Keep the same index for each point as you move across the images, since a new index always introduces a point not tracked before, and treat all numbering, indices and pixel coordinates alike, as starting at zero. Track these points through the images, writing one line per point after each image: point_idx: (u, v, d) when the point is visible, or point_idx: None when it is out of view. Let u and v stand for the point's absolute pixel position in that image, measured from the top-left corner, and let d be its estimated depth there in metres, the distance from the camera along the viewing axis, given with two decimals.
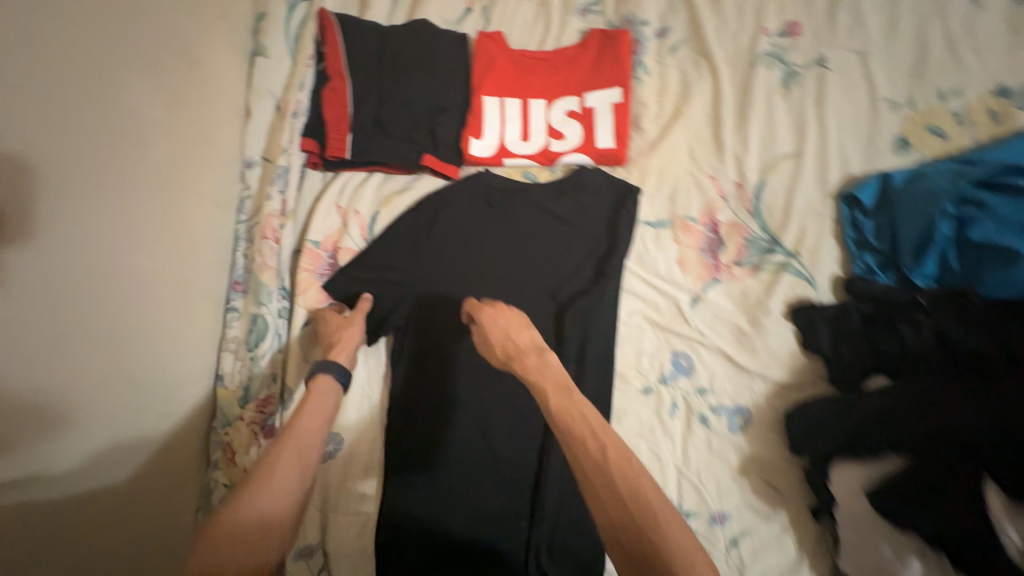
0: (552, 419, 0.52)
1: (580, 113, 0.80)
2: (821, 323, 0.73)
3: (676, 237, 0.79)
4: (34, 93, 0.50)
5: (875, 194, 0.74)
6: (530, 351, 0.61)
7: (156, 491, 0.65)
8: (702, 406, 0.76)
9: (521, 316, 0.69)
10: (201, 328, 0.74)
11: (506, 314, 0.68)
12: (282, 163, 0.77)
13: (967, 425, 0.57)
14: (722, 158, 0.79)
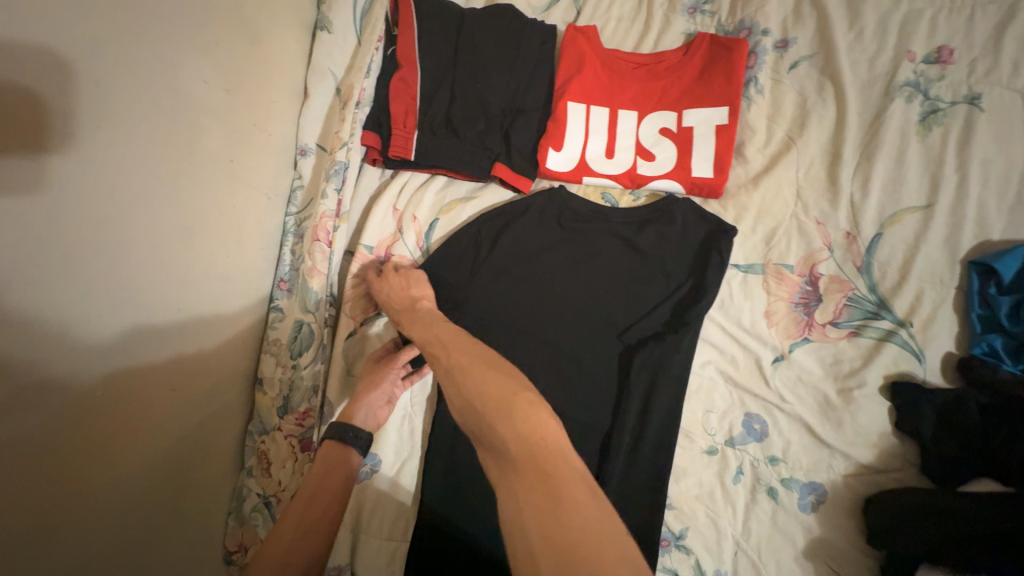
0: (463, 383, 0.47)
1: (676, 133, 0.70)
2: (927, 408, 0.64)
3: (767, 286, 0.71)
4: (84, 78, 0.43)
5: (1018, 267, 0.63)
6: (404, 309, 0.63)
7: (191, 497, 0.63)
8: (771, 477, 0.69)
9: (427, 281, 0.68)
10: (242, 330, 0.69)
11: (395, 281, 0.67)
12: (341, 159, 0.69)
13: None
14: (834, 202, 0.69)
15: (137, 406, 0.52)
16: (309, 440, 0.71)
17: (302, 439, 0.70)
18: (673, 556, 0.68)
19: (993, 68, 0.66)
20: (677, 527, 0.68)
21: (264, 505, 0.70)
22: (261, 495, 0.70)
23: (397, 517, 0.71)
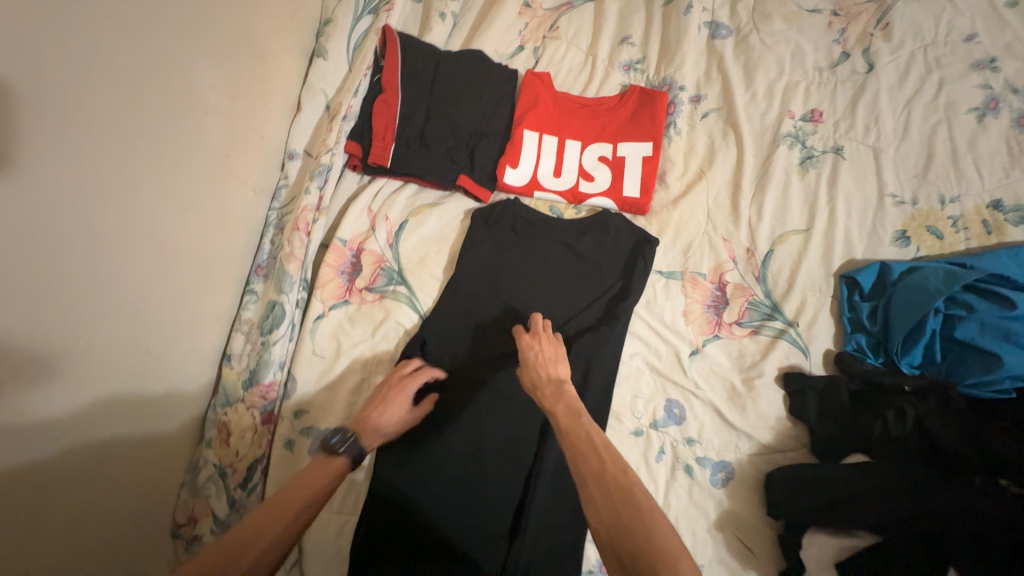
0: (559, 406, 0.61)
1: (611, 160, 0.85)
2: (811, 394, 0.76)
3: (685, 290, 0.84)
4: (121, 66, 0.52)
5: (874, 279, 0.79)
6: (551, 383, 0.66)
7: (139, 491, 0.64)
8: (688, 456, 0.78)
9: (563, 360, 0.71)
10: (218, 307, 0.75)
11: (539, 348, 0.71)
12: (325, 161, 0.79)
13: (946, 517, 0.58)
14: (736, 223, 0.84)
15: (117, 365, 0.57)
16: (270, 412, 0.75)
17: (263, 411, 0.74)
18: None
19: (850, 128, 0.85)
20: None
21: (218, 476, 0.72)
22: (217, 466, 0.72)
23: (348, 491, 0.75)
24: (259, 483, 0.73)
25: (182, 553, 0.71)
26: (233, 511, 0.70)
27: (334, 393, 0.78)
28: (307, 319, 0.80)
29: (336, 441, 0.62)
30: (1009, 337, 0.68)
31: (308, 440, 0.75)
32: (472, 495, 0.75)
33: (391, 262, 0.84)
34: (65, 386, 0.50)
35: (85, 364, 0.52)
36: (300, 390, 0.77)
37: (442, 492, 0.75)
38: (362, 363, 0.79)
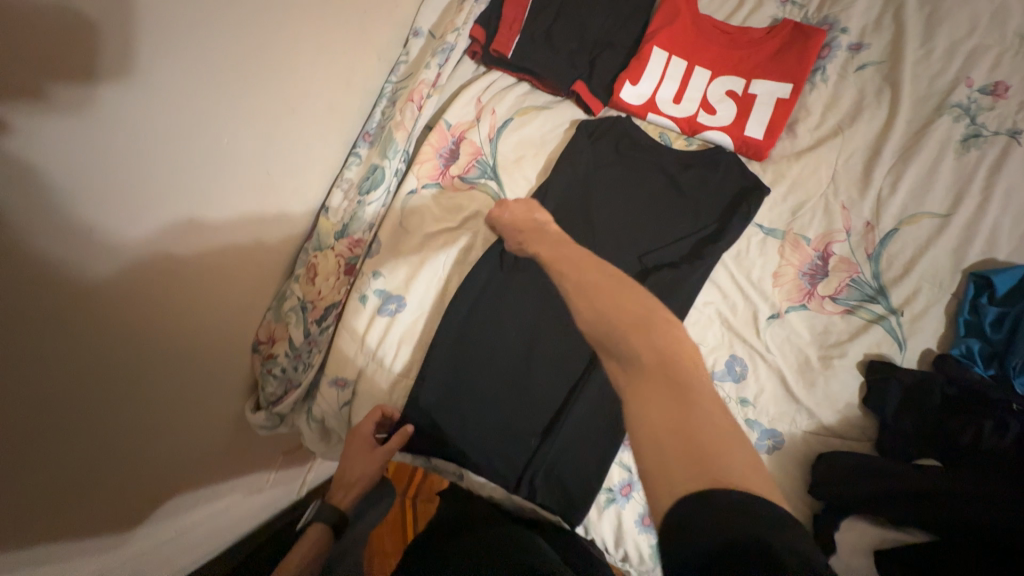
0: (643, 317, 0.46)
1: (740, 96, 0.79)
2: (895, 386, 0.70)
3: (782, 251, 0.78)
4: None
5: (1013, 284, 0.69)
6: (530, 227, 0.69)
7: (222, 330, 0.68)
8: (738, 416, 0.76)
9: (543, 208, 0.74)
10: (327, 159, 0.81)
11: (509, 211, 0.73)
12: (451, 39, 0.80)
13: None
14: (862, 192, 0.76)
15: (235, 200, 0.61)
16: (353, 265, 0.81)
17: (348, 263, 0.81)
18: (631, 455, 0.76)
19: None
20: None
21: (300, 308, 0.77)
22: (300, 300, 0.77)
23: (408, 356, 0.80)
24: (331, 325, 0.80)
25: (257, 367, 0.79)
26: (307, 342, 0.78)
27: (410, 265, 0.81)
28: (401, 190, 0.84)
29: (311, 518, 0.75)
30: None
31: (379, 301, 0.80)
32: (519, 390, 0.79)
33: (487, 156, 0.84)
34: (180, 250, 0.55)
35: (225, 166, 0.58)
36: (381, 254, 0.82)
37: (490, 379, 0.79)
38: (442, 243, 0.82)
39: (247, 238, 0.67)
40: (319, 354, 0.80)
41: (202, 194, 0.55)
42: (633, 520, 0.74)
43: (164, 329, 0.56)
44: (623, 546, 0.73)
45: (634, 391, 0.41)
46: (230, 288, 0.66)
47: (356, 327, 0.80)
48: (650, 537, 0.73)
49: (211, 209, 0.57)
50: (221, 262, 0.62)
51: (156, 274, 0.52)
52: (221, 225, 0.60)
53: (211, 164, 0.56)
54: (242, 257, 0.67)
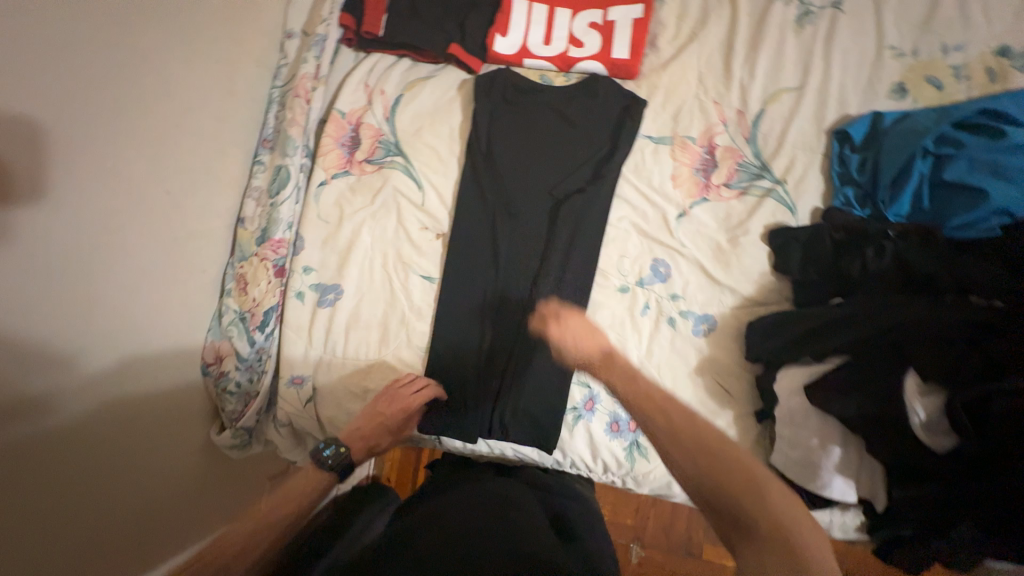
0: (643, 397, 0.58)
1: (602, 25, 0.85)
2: (794, 246, 0.77)
3: (674, 154, 0.84)
4: None
5: (866, 131, 0.78)
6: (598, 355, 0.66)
7: (160, 367, 0.72)
8: (672, 310, 0.82)
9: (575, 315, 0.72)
10: (231, 171, 0.83)
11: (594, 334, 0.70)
12: (321, 32, 0.84)
13: (950, 337, 0.58)
14: (727, 85, 0.84)
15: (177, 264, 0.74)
16: (282, 267, 0.81)
17: (276, 265, 0.80)
18: (587, 372, 0.81)
19: None
20: None
21: (239, 321, 0.80)
22: (236, 312, 0.81)
23: (358, 339, 0.82)
24: (275, 330, 0.81)
25: (211, 388, 0.81)
26: (254, 351, 0.79)
27: (339, 253, 0.84)
28: (312, 185, 0.86)
29: (330, 454, 0.67)
30: (997, 173, 0.67)
31: (317, 295, 0.83)
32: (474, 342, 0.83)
33: (387, 135, 0.87)
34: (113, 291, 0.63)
35: (120, 189, 0.62)
36: (307, 249, 0.84)
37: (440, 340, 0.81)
38: (363, 225, 0.84)
39: (162, 271, 0.71)
40: (270, 360, 0.81)
41: (99, 237, 0.60)
42: (602, 429, 0.79)
43: (91, 379, 0.61)
44: (599, 456, 0.79)
45: (743, 552, 0.45)
46: (156, 328, 0.71)
47: (301, 325, 0.82)
48: (621, 441, 0.78)
49: (114, 258, 0.62)
50: (139, 305, 0.67)
51: (71, 312, 0.57)
52: (130, 273, 0.65)
53: (105, 212, 0.60)
54: (163, 296, 0.71)
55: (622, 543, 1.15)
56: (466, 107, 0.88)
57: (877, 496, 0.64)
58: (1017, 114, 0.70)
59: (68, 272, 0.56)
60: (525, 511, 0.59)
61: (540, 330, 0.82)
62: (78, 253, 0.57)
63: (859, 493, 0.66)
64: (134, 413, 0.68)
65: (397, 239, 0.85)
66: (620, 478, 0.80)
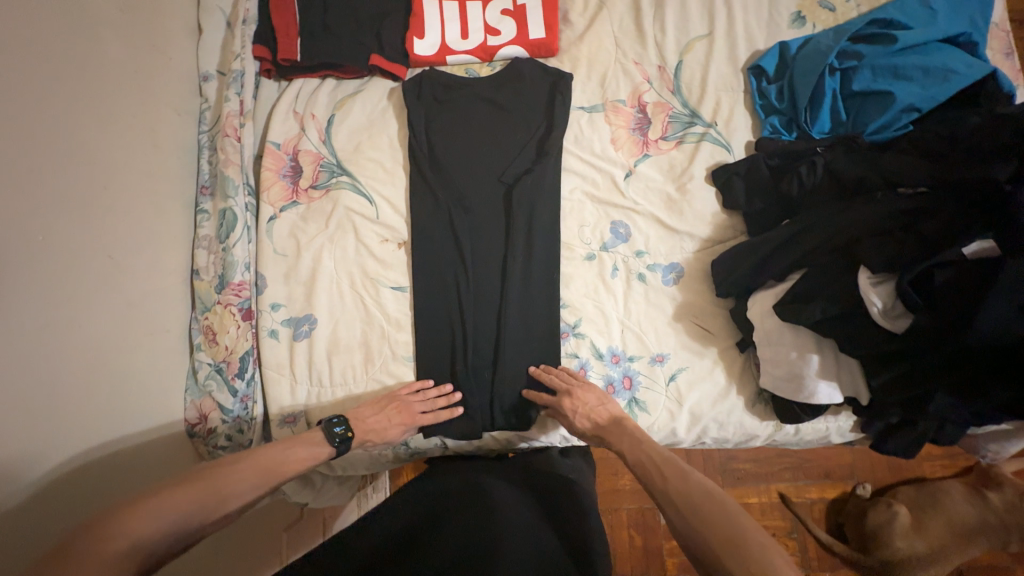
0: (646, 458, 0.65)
1: (514, 10, 0.87)
2: (737, 180, 0.81)
3: (609, 119, 0.87)
4: None
5: (776, 62, 0.83)
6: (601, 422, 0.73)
7: (140, 434, 0.70)
8: (640, 266, 0.85)
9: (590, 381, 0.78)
10: (174, 224, 0.81)
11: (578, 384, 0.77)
12: (237, 68, 0.83)
13: (885, 227, 0.63)
14: (643, 44, 0.87)
15: (127, 323, 0.70)
16: (249, 309, 0.80)
17: (241, 309, 0.79)
18: (573, 344, 0.83)
19: None
20: (572, 320, 0.83)
21: (216, 373, 0.78)
22: (212, 364, 0.78)
23: (343, 364, 0.81)
24: (255, 374, 0.80)
25: (202, 447, 0.79)
26: (238, 400, 0.78)
27: (304, 283, 0.83)
28: (261, 221, 0.84)
29: (339, 433, 0.69)
30: (899, 74, 0.73)
31: (291, 329, 0.81)
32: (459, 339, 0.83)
33: (327, 157, 0.86)
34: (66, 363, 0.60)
35: (57, 261, 0.60)
36: (270, 286, 0.82)
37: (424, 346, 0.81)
38: (322, 250, 0.83)
39: (122, 335, 0.69)
40: (258, 405, 0.80)
41: (44, 314, 0.58)
42: None
43: (69, 459, 0.59)
44: None
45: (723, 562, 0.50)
46: (128, 395, 0.69)
47: (280, 364, 0.80)
48: (620, 401, 0.81)
49: (67, 332, 0.60)
50: (104, 374, 0.65)
51: (31, 396, 0.55)
52: (88, 343, 0.63)
53: (46, 287, 0.58)
54: (129, 361, 0.69)
55: (647, 505, 1.18)
56: (400, 114, 0.88)
57: (860, 392, 0.68)
58: (904, 19, 0.76)
59: (17, 355, 0.54)
60: (532, 534, 0.65)
61: (520, 313, 0.83)
62: (26, 335, 0.55)
63: (844, 393, 0.70)
64: (121, 473, 0.65)
65: (360, 257, 0.84)
66: None
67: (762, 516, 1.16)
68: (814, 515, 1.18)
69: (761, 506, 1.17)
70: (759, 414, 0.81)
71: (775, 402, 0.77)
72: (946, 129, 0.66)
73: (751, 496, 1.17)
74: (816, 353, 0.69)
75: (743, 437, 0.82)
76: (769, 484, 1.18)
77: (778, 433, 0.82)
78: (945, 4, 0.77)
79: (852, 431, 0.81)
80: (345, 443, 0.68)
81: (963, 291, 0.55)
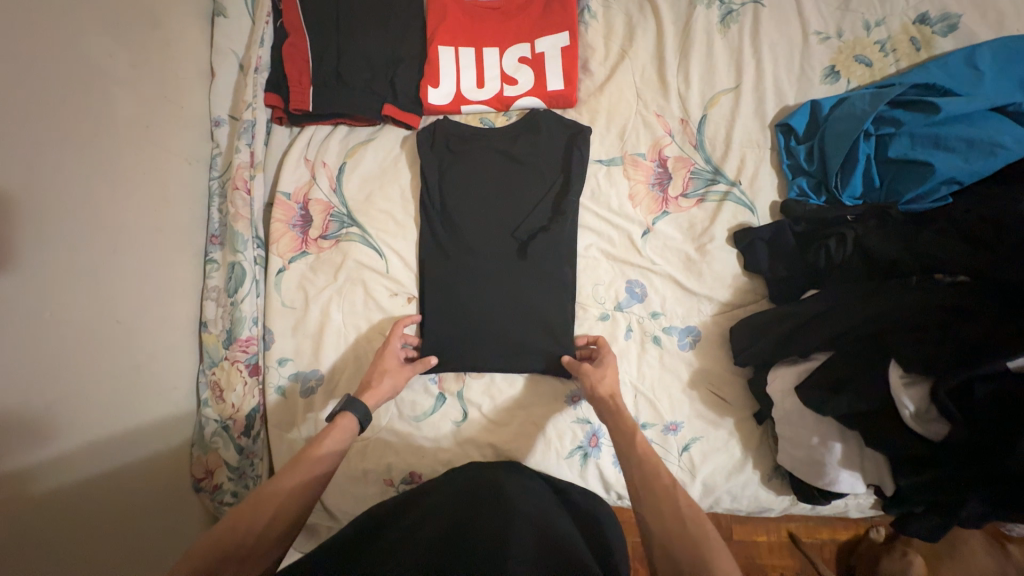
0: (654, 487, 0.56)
1: (531, 58, 0.84)
2: (760, 245, 0.77)
3: (627, 174, 0.84)
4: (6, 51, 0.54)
5: (807, 120, 0.79)
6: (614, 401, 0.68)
7: (146, 499, 0.70)
8: (655, 328, 0.81)
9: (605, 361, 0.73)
10: (183, 278, 0.80)
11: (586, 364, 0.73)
12: (248, 118, 0.81)
13: (923, 322, 0.59)
14: (666, 96, 0.84)
15: (135, 386, 0.69)
16: (256, 364, 0.80)
17: (249, 364, 0.79)
18: (585, 408, 0.80)
19: None
20: None
21: (222, 430, 0.78)
22: (218, 420, 0.79)
23: None
24: (261, 430, 0.81)
25: (208, 501, 0.80)
26: (244, 457, 0.78)
27: (311, 336, 0.82)
28: (269, 273, 0.83)
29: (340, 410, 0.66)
30: (939, 144, 0.69)
31: (297, 385, 0.80)
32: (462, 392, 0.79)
33: (338, 207, 0.85)
34: (74, 441, 0.59)
35: (68, 337, 0.59)
36: (278, 341, 0.81)
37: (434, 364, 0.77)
38: (330, 303, 0.82)
39: (129, 401, 0.68)
40: (263, 460, 0.81)
41: (51, 393, 0.57)
42: (610, 462, 0.79)
43: (79, 538, 0.58)
44: (611, 487, 0.80)
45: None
46: (135, 461, 0.68)
47: (285, 420, 0.80)
48: None
49: (73, 407, 0.59)
50: (110, 444, 0.65)
51: (42, 480, 0.55)
52: (96, 415, 0.63)
53: (54, 366, 0.57)
54: (134, 425, 0.69)
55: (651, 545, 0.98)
56: (411, 163, 0.86)
57: (885, 484, 0.65)
58: (949, 84, 0.71)
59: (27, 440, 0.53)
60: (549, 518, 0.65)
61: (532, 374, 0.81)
62: (32, 418, 0.54)
63: (866, 482, 0.67)
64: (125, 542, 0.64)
65: (368, 311, 0.83)
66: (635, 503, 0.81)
67: (771, 556, 0.99)
68: (823, 556, 0.99)
69: (770, 546, 0.99)
70: (775, 489, 0.78)
71: (793, 481, 0.74)
72: (992, 210, 0.62)
73: (761, 534, 1.00)
74: (840, 441, 0.66)
75: (758, 510, 0.79)
76: (781, 521, 1.00)
77: (794, 507, 0.79)
78: (993, 65, 0.72)
79: (872, 507, 0.78)
80: (353, 405, 0.66)
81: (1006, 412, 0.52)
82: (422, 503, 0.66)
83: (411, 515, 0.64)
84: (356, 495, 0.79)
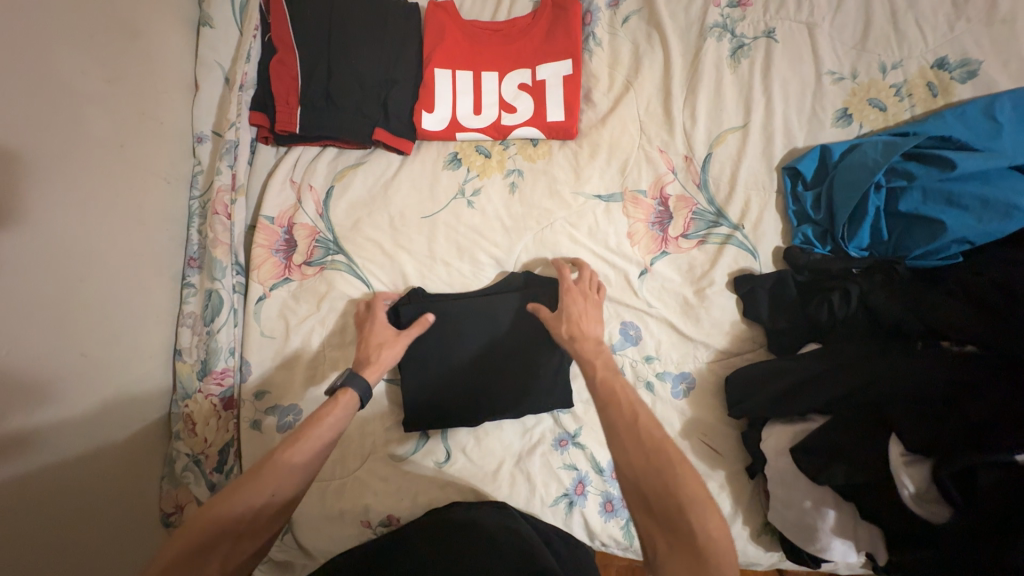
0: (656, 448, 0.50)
1: (531, 86, 0.81)
2: (762, 293, 0.74)
3: (627, 211, 0.80)
4: None
5: (815, 166, 0.76)
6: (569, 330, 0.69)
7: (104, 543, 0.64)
8: (648, 373, 0.78)
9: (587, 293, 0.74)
10: (156, 304, 0.76)
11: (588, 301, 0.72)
12: (231, 138, 0.78)
13: (927, 396, 0.57)
14: (670, 131, 0.80)
15: (100, 423, 0.65)
16: (231, 397, 0.78)
17: (223, 397, 0.77)
18: (573, 453, 0.78)
19: (780, 7, 0.79)
20: (571, 428, 0.78)
21: (194, 464, 0.76)
22: (190, 455, 0.76)
23: (331, 456, 0.78)
24: (234, 465, 0.78)
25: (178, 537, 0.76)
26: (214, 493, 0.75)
27: (291, 368, 0.78)
28: (249, 301, 0.80)
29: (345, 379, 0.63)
30: (952, 202, 0.66)
31: (275, 419, 0.77)
32: (458, 414, 0.76)
33: (324, 232, 0.81)
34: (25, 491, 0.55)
35: (32, 378, 0.56)
36: (255, 373, 0.78)
37: (430, 378, 0.76)
38: (312, 336, 0.79)
39: (97, 440, 0.64)
40: None
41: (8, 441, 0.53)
42: (596, 511, 0.76)
43: None
44: (596, 537, 0.77)
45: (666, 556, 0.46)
46: (94, 504, 0.63)
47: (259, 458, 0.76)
48: (617, 521, 0.76)
49: (34, 452, 0.56)
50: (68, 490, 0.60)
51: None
52: (57, 459, 0.59)
53: (14, 411, 0.53)
54: (96, 466, 0.64)
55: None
56: (401, 189, 0.82)
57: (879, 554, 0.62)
58: (967, 136, 0.68)
59: None
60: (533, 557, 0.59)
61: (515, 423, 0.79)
62: None
63: (859, 551, 0.64)
64: None
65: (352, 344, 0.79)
66: (620, 552, 0.78)
67: None
68: None
69: None
70: (765, 544, 0.75)
71: (784, 540, 0.72)
72: (1004, 274, 0.59)
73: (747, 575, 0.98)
74: (835, 509, 0.63)
75: (745, 565, 0.77)
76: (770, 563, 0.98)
77: (783, 562, 0.77)
78: (1013, 118, 0.69)
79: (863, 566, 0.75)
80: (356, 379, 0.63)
81: (1014, 499, 0.49)
82: (396, 539, 0.65)
83: (384, 548, 0.63)
84: (330, 537, 0.76)
